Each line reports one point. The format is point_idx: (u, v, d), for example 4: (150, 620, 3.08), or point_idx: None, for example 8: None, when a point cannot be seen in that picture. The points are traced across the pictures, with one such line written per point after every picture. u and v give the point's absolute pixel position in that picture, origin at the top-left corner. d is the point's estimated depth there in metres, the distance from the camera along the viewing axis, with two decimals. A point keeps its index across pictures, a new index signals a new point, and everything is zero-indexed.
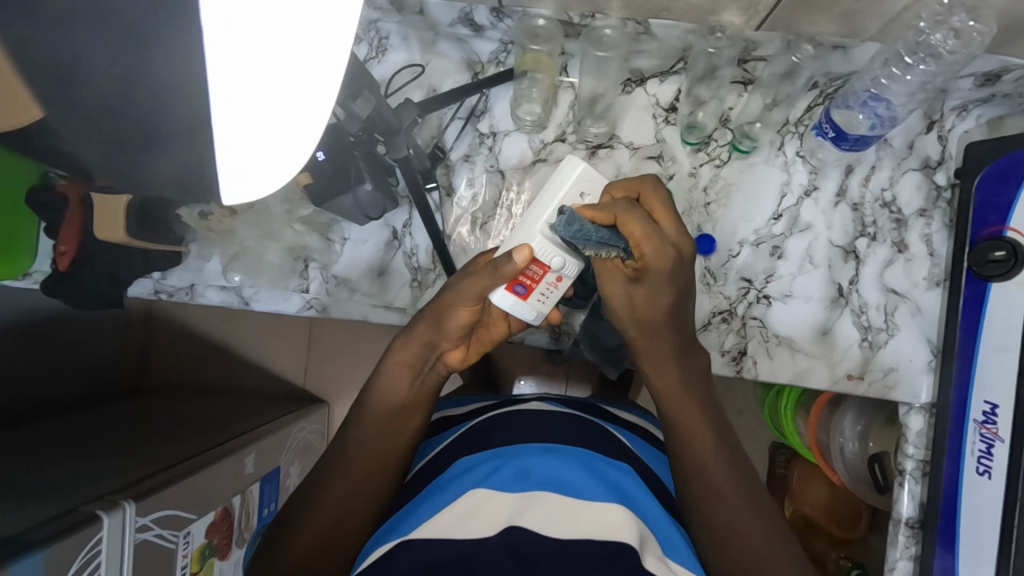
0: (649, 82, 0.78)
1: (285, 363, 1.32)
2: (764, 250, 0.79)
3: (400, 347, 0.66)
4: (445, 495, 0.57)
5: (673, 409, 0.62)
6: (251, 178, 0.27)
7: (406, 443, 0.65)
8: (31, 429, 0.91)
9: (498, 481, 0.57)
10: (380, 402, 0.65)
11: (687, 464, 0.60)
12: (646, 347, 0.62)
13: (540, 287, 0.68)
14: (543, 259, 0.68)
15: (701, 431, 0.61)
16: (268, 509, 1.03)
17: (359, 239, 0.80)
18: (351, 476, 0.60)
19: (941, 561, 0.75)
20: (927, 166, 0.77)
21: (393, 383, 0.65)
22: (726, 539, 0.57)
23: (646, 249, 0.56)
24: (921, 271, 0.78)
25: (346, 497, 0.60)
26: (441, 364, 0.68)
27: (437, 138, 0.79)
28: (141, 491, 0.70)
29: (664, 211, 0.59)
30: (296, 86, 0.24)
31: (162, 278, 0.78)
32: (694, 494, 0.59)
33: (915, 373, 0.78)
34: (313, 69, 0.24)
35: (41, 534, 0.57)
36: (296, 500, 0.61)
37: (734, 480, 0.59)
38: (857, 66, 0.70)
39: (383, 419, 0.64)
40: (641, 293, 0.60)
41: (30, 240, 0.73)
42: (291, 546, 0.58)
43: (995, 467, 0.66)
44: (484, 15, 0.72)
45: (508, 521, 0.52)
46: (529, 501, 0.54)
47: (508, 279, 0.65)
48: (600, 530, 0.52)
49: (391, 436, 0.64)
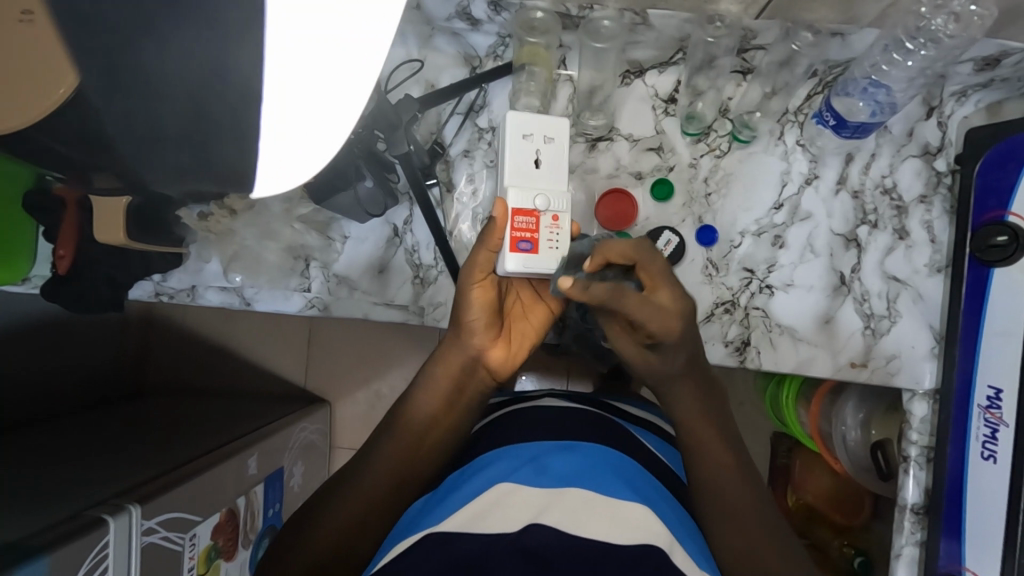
0: (648, 73, 0.78)
1: (286, 364, 1.32)
2: (765, 240, 0.78)
3: (436, 360, 0.68)
4: (467, 491, 0.57)
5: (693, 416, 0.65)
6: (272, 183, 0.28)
7: (437, 448, 0.67)
8: (33, 434, 0.91)
9: (524, 475, 0.57)
10: (411, 417, 0.66)
11: (692, 471, 0.63)
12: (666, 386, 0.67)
13: (543, 232, 0.65)
14: (526, 206, 0.64)
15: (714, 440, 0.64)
16: (274, 508, 1.03)
17: (359, 237, 0.80)
18: (383, 473, 0.62)
19: (946, 544, 0.75)
20: (927, 153, 0.77)
21: (427, 399, 0.66)
22: (732, 530, 0.59)
23: (652, 328, 0.60)
24: (922, 257, 0.78)
25: (373, 488, 0.61)
26: (483, 374, 0.70)
27: (435, 133, 0.79)
28: (148, 494, 0.70)
29: (661, 283, 0.59)
30: (327, 111, 0.26)
31: (163, 279, 0.78)
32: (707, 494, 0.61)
33: (918, 361, 0.78)
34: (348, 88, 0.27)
35: (48, 539, 0.57)
36: (329, 485, 0.63)
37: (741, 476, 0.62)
38: (856, 52, 0.70)
39: (418, 430, 0.65)
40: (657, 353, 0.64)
41: (29, 244, 0.73)
42: (317, 532, 0.58)
43: (999, 451, 0.67)
44: (480, 8, 0.71)
45: (533, 517, 0.51)
46: (559, 495, 0.54)
47: (508, 238, 0.63)
48: (625, 534, 0.51)
49: (424, 444, 0.65)
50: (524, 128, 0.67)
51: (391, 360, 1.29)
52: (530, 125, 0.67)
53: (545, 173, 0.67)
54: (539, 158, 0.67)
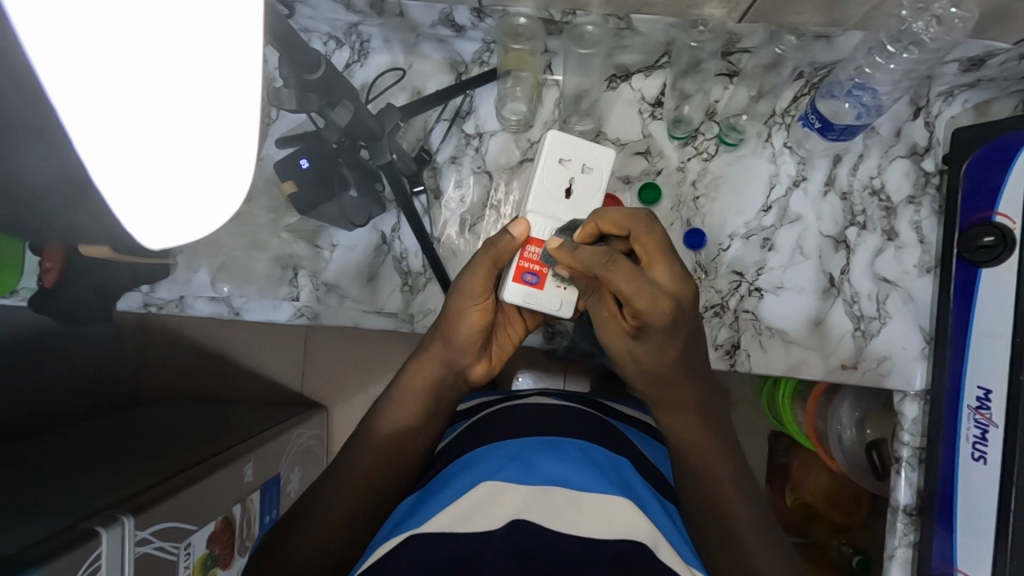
0: (634, 77, 0.78)
1: (280, 370, 1.32)
2: (754, 242, 0.78)
3: (418, 366, 0.67)
4: (451, 490, 0.57)
5: (682, 428, 0.63)
6: (185, 231, 0.25)
7: (417, 450, 0.66)
8: (26, 446, 0.91)
9: (511, 474, 0.57)
10: (388, 424, 0.65)
11: (689, 479, 0.62)
12: (659, 394, 0.63)
13: (552, 269, 0.65)
14: (542, 237, 0.65)
15: (710, 450, 0.62)
16: (270, 516, 1.02)
17: (347, 244, 0.79)
18: (363, 477, 0.62)
19: (939, 545, 0.75)
20: (915, 153, 0.77)
21: (409, 397, 0.67)
22: (719, 544, 0.59)
23: (637, 304, 0.56)
24: (912, 258, 0.77)
25: (357, 493, 0.61)
26: (462, 385, 0.70)
27: (423, 141, 0.79)
28: (141, 504, 0.70)
29: (655, 250, 0.59)
30: (208, 127, 0.22)
31: (150, 290, 0.77)
32: (698, 508, 0.61)
33: (909, 361, 0.78)
34: (218, 100, 0.22)
35: (42, 551, 0.57)
36: (313, 492, 0.63)
37: (738, 490, 0.61)
38: (841, 54, 0.70)
39: (397, 437, 0.65)
40: (643, 348, 0.60)
41: (15, 258, 0.73)
42: (306, 539, 0.59)
43: (990, 452, 0.66)
44: (465, 15, 0.71)
45: (514, 516, 0.52)
46: (543, 493, 0.55)
47: (514, 267, 0.64)
48: (611, 530, 0.51)
49: (406, 444, 0.65)
50: (562, 153, 0.66)
51: (386, 365, 1.29)
52: (569, 151, 0.66)
53: (570, 204, 0.67)
54: (569, 187, 0.67)
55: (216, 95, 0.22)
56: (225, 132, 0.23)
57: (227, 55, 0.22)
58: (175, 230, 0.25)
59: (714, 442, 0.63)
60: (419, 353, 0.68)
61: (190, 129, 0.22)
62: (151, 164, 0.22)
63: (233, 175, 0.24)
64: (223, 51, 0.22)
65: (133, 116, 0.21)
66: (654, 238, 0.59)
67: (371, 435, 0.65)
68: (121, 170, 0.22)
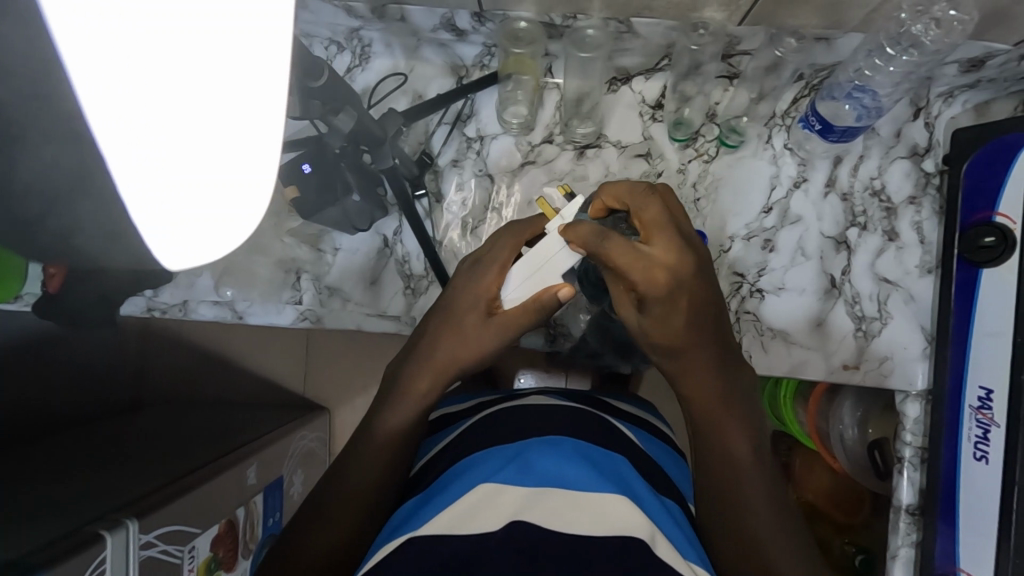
0: (635, 80, 0.78)
1: (283, 373, 1.32)
2: (755, 243, 0.78)
3: (419, 374, 0.67)
4: (454, 491, 0.57)
5: (709, 396, 0.62)
6: (207, 228, 0.26)
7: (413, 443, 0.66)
8: (29, 450, 0.91)
9: (508, 474, 0.57)
10: (390, 422, 0.65)
11: (709, 452, 0.61)
12: (689, 344, 0.60)
13: None
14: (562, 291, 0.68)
15: (729, 424, 0.61)
16: (273, 518, 1.02)
17: (349, 248, 0.80)
18: (367, 474, 0.62)
19: (943, 542, 0.75)
20: (915, 154, 0.77)
21: (409, 396, 0.67)
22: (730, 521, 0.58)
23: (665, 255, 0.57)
24: (913, 259, 0.78)
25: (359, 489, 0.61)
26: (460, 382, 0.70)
27: (424, 144, 0.79)
28: (145, 507, 0.70)
29: (674, 211, 0.59)
30: (233, 136, 0.24)
31: (154, 295, 0.78)
32: (714, 483, 0.60)
33: (910, 361, 0.78)
34: (248, 99, 0.23)
35: (47, 556, 0.57)
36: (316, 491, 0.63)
37: (755, 472, 0.59)
38: (841, 57, 0.70)
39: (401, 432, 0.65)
40: (675, 308, 0.59)
41: (19, 264, 0.73)
42: (316, 538, 0.59)
43: (992, 452, 0.67)
44: (465, 19, 0.71)
45: (513, 516, 0.52)
46: (536, 495, 0.55)
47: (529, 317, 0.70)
48: (610, 526, 0.52)
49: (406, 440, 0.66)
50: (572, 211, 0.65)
51: None
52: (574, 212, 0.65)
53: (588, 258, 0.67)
54: None
55: (256, 96, 0.24)
56: (248, 140, 0.24)
57: (261, 60, 0.23)
58: (196, 225, 0.25)
59: (735, 419, 0.61)
60: (420, 359, 0.68)
61: (216, 130, 0.24)
62: (175, 162, 0.24)
63: (256, 166, 0.25)
64: (257, 57, 0.23)
65: (165, 97, 0.23)
66: (670, 199, 0.60)
67: (371, 435, 0.64)
68: (150, 161, 0.24)
